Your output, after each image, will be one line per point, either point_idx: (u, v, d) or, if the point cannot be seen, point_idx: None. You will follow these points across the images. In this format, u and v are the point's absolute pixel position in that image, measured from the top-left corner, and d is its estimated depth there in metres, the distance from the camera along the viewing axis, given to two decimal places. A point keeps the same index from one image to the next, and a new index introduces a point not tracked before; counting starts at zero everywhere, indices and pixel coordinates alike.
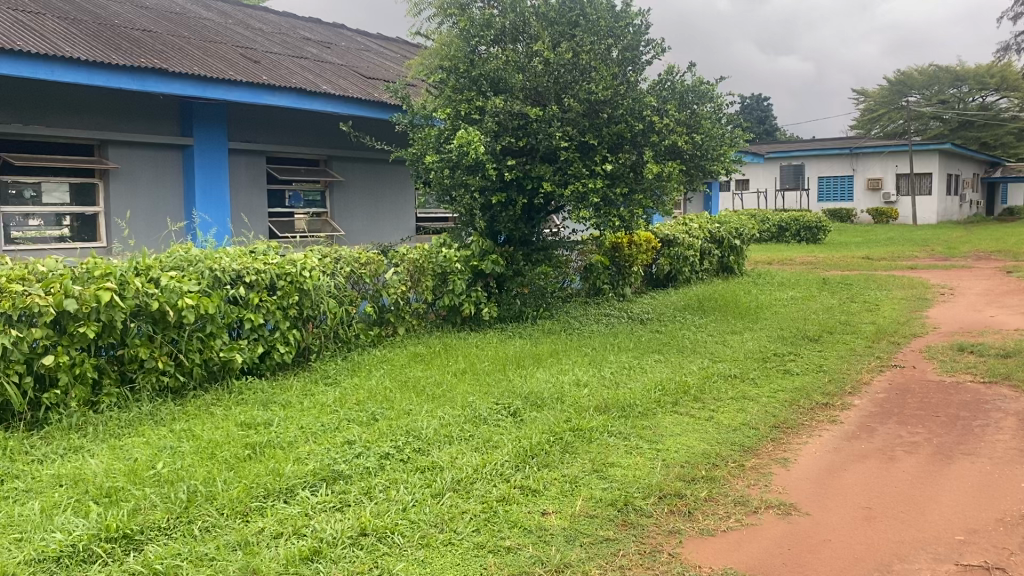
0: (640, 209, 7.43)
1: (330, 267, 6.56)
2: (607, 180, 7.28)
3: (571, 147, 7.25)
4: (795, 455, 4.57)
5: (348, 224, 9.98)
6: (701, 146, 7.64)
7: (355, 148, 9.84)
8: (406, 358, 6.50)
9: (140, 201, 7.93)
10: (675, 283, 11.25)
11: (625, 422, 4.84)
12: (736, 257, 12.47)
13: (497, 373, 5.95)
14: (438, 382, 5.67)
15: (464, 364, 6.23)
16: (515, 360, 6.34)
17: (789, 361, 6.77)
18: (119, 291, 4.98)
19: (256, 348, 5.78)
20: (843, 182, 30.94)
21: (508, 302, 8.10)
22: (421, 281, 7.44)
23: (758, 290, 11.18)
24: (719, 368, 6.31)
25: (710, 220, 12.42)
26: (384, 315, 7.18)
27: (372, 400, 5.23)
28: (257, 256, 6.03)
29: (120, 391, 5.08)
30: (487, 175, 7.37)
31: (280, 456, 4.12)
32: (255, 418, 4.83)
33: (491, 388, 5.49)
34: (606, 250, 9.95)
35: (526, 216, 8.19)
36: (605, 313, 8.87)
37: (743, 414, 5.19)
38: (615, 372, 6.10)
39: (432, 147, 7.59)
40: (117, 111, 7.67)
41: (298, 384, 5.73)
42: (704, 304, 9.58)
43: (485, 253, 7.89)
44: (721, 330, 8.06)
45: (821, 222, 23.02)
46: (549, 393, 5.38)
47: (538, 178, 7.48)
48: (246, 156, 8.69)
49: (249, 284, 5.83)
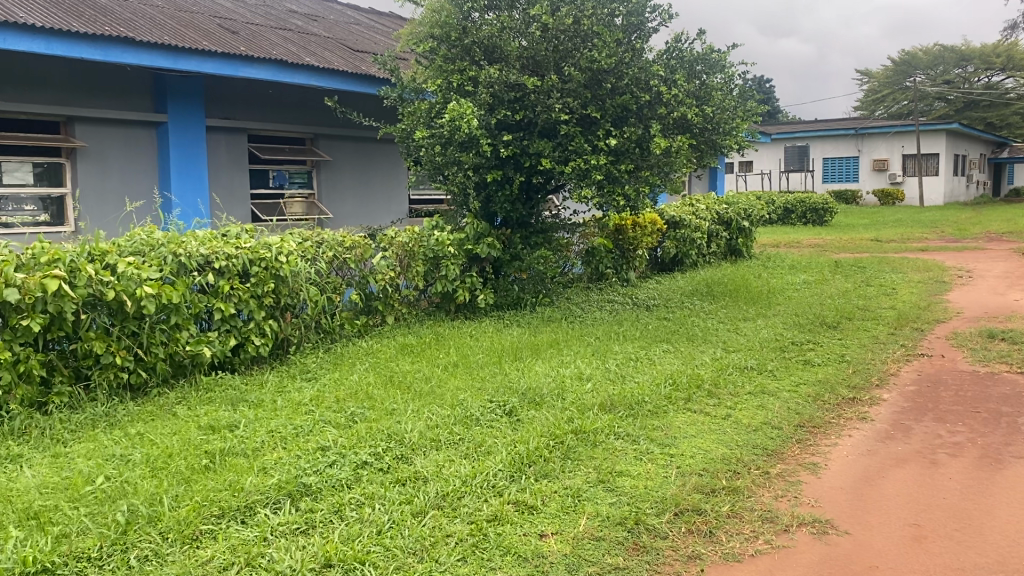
0: (647, 187, 6.90)
1: (311, 252, 6.05)
2: (611, 156, 6.74)
3: (572, 120, 6.73)
4: (824, 460, 4.06)
5: (337, 206, 9.44)
6: (711, 119, 7.09)
7: (343, 126, 9.29)
8: (394, 350, 5.99)
9: (112, 181, 7.43)
10: (681, 267, 10.74)
11: (633, 422, 4.34)
12: (745, 239, 11.93)
13: (491, 367, 5.44)
14: (427, 377, 5.16)
15: (458, 357, 5.73)
16: (513, 352, 5.84)
17: (809, 351, 6.26)
18: (69, 279, 4.47)
19: (228, 340, 5.29)
20: (849, 163, 30.33)
21: (505, 289, 7.59)
22: (411, 266, 6.92)
23: (769, 274, 10.66)
24: (734, 359, 5.79)
25: (717, 201, 11.87)
26: (372, 303, 6.67)
27: (352, 398, 4.73)
28: (229, 239, 5.51)
29: (73, 390, 4.58)
30: (481, 152, 6.82)
31: (242, 466, 3.63)
32: (220, 420, 4.33)
33: (486, 384, 4.99)
34: (609, 233, 9.42)
35: (524, 196, 7.65)
36: (609, 299, 8.35)
37: (764, 412, 4.69)
38: (622, 365, 5.60)
39: (422, 122, 7.11)
40: (83, 85, 7.13)
41: (274, 380, 5.23)
42: (713, 288, 9.06)
43: (481, 236, 7.37)
44: (732, 317, 7.55)
45: (827, 204, 22.47)
46: (549, 389, 4.88)
47: (537, 155, 6.94)
48: (226, 134, 8.16)
49: (219, 270, 5.31)
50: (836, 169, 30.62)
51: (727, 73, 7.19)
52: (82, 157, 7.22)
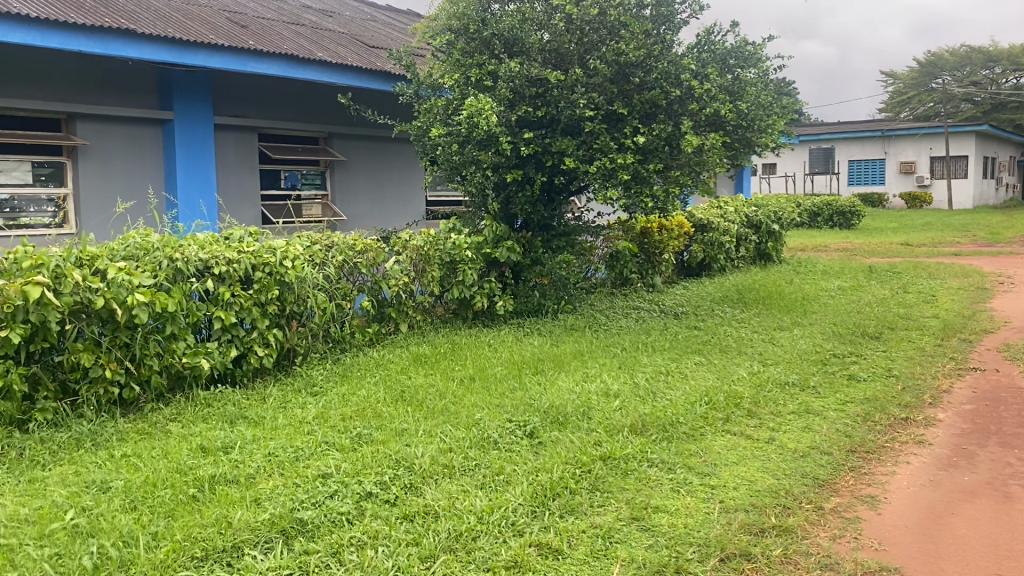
0: (677, 188, 6.48)
1: (319, 256, 5.68)
2: (638, 155, 6.33)
3: (597, 117, 6.33)
4: (882, 492, 3.64)
5: (351, 207, 9.08)
6: (746, 115, 6.67)
7: (357, 125, 8.94)
8: (407, 361, 5.62)
9: (115, 181, 7.10)
10: (709, 272, 10.29)
11: (667, 447, 3.93)
12: (775, 243, 11.47)
13: (510, 381, 5.05)
14: (442, 392, 4.78)
15: (474, 369, 5.34)
16: (534, 364, 5.44)
17: (853, 365, 5.82)
18: (53, 287, 4.11)
19: (229, 351, 4.93)
20: (876, 165, 29.68)
21: (525, 295, 7.19)
22: (427, 271, 6.54)
23: (801, 279, 10.19)
24: (772, 374, 5.37)
25: (745, 203, 11.41)
26: (385, 310, 6.30)
27: (359, 417, 4.35)
28: (231, 242, 5.15)
29: (59, 406, 4.23)
30: (501, 150, 6.41)
31: (234, 497, 3.25)
32: (215, 440, 3.96)
33: (504, 401, 4.60)
34: (634, 236, 9.00)
35: (546, 197, 7.24)
36: (635, 306, 7.93)
37: (811, 436, 4.27)
38: (652, 379, 5.18)
39: (439, 119, 6.74)
40: (85, 81, 6.81)
41: (278, 395, 4.87)
42: (743, 295, 8.62)
43: (500, 239, 6.97)
44: (766, 326, 7.12)
45: (855, 207, 21.89)
46: (574, 407, 4.48)
47: (560, 154, 6.54)
48: (235, 132, 7.82)
49: (219, 276, 4.96)
50: (863, 172, 29.98)
51: (761, 67, 6.76)
52: (84, 155, 6.90)
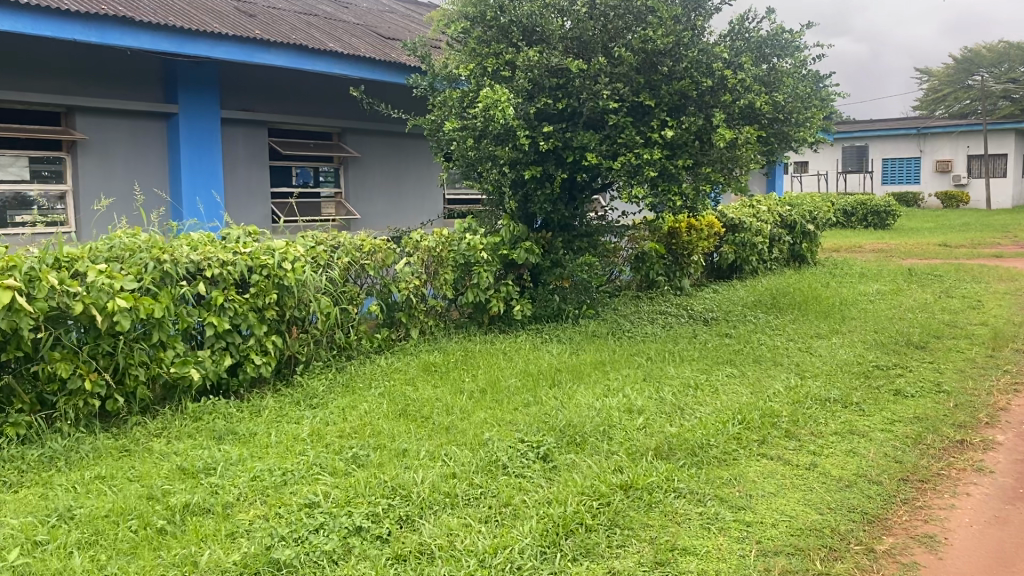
0: (708, 185, 6.04)
1: (323, 258, 5.32)
2: (666, 150, 5.91)
3: (622, 110, 5.91)
4: (942, 530, 3.20)
5: (366, 205, 8.73)
6: (782, 108, 6.22)
7: (372, 120, 8.59)
8: (415, 371, 5.25)
9: (117, 177, 6.81)
10: (740, 274, 9.84)
11: (696, 476, 3.52)
12: (810, 244, 10.99)
13: (525, 395, 4.66)
14: (449, 407, 4.40)
15: (487, 380, 4.96)
16: (551, 375, 5.05)
17: (898, 378, 5.36)
18: (25, 291, 3.78)
19: (223, 359, 4.58)
20: (911, 163, 28.91)
21: (544, 299, 6.79)
22: (439, 274, 6.16)
23: (837, 282, 9.71)
24: (811, 390, 4.93)
25: (779, 202, 10.92)
26: (395, 315, 5.95)
27: (358, 434, 3.98)
28: (227, 242, 4.79)
29: (33, 420, 3.91)
30: (518, 145, 6.07)
31: (206, 532, 2.89)
32: (198, 461, 3.62)
33: (516, 418, 4.22)
34: (661, 237, 8.57)
35: (567, 195, 6.83)
36: (661, 311, 7.52)
37: (856, 461, 3.83)
38: (679, 394, 4.76)
39: (455, 112, 6.36)
40: (85, 72, 6.51)
41: (273, 407, 4.52)
42: (777, 299, 8.16)
43: (519, 240, 6.58)
44: (801, 335, 6.67)
45: (890, 206, 21.25)
46: (593, 426, 4.09)
47: (581, 149, 6.14)
48: (244, 127, 7.50)
49: (212, 279, 4.61)
50: (897, 170, 29.23)
51: (799, 56, 6.31)
52: (84, 150, 6.60)
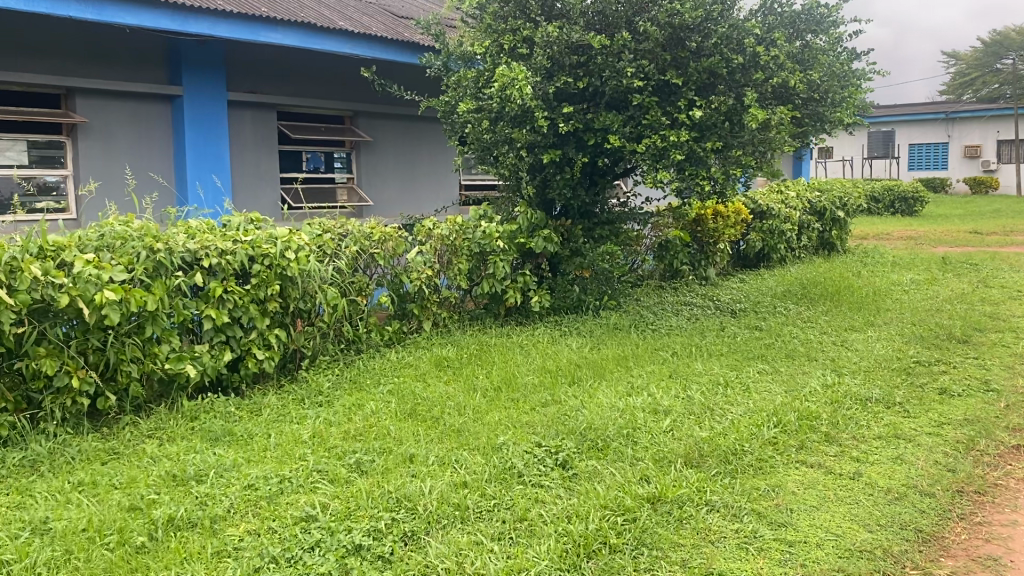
0: (739, 170, 5.70)
1: (330, 246, 5.03)
2: (694, 132, 5.57)
3: (647, 89, 5.57)
4: (1007, 552, 2.88)
5: (378, 191, 8.44)
6: (817, 87, 5.86)
7: (385, 102, 8.29)
8: (427, 366, 4.97)
9: (119, 161, 6.56)
10: (767, 263, 9.48)
11: (730, 488, 3.21)
12: (840, 231, 10.59)
13: (542, 393, 4.36)
14: (462, 406, 4.11)
15: (502, 377, 4.67)
16: (570, 372, 4.75)
17: (942, 375, 5.02)
18: (6, 283, 3.52)
19: (222, 355, 4.32)
20: (938, 149, 28.21)
21: (563, 290, 6.48)
22: (453, 263, 5.87)
23: (869, 272, 9.32)
24: (850, 389, 4.60)
25: (808, 188, 10.53)
26: (407, 306, 5.67)
27: (362, 437, 3.70)
28: (227, 230, 4.51)
29: (17, 420, 3.66)
30: (537, 128, 5.76)
31: (190, 550, 2.62)
32: (190, 467, 3.35)
33: (534, 420, 3.92)
34: (685, 224, 8.24)
35: (588, 181, 6.50)
36: (686, 302, 7.19)
37: (904, 469, 3.51)
38: (708, 394, 4.45)
39: (470, 92, 6.05)
40: (85, 52, 6.25)
41: (275, 406, 4.25)
42: (807, 289, 7.81)
43: (537, 227, 6.27)
44: (834, 328, 6.33)
45: (918, 192, 20.72)
46: (615, 429, 3.79)
47: (603, 132, 5.81)
48: (252, 110, 7.22)
49: (210, 269, 4.33)
50: (924, 156, 28.52)
51: (835, 32, 5.93)
52: (84, 133, 6.36)
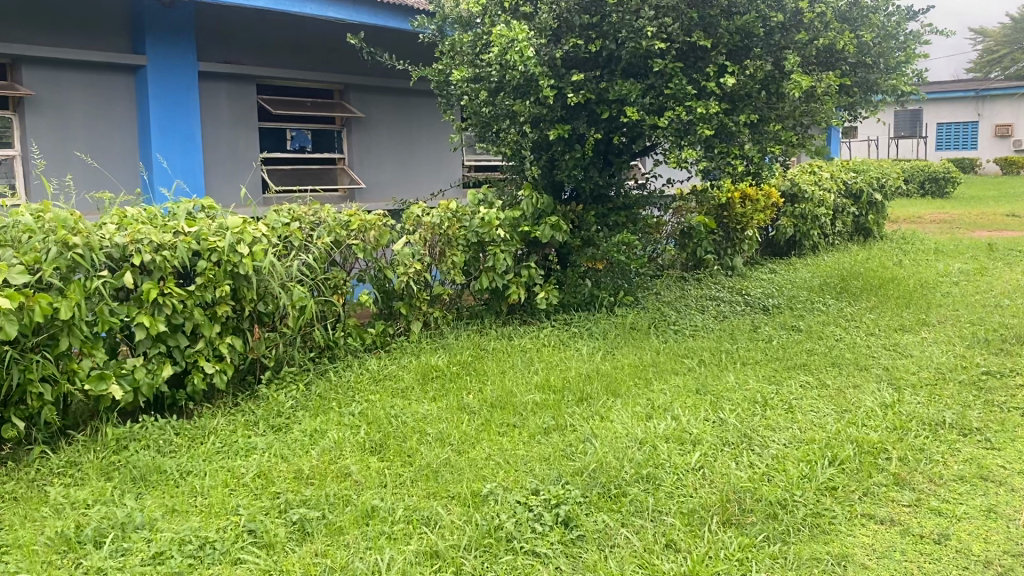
0: (777, 147, 4.90)
1: (298, 238, 4.29)
2: (724, 103, 4.78)
3: (671, 53, 4.77)
4: None
5: (373, 174, 7.68)
6: (868, 50, 5.03)
7: (377, 73, 7.52)
8: (410, 379, 4.23)
9: (74, 139, 5.82)
10: (799, 251, 8.67)
11: (782, 563, 2.46)
12: (877, 216, 9.74)
13: (543, 418, 3.60)
14: (444, 436, 3.37)
15: (496, 394, 3.92)
16: (578, 390, 4.00)
17: (1022, 391, 4.21)
18: None
19: (160, 370, 3.61)
20: (968, 128, 27.10)
21: (573, 284, 5.72)
22: (447, 255, 5.11)
23: (910, 260, 8.49)
24: (915, 411, 3.82)
25: (842, 169, 9.69)
26: (393, 305, 4.96)
27: (316, 481, 2.98)
28: (168, 220, 3.78)
29: None
30: (542, 99, 5.00)
31: None
32: (90, 524, 2.65)
33: (530, 456, 3.18)
34: (710, 209, 7.45)
35: (602, 161, 5.71)
36: (711, 297, 6.42)
37: (1005, 529, 2.72)
38: (744, 418, 3.70)
39: (467, 58, 5.30)
40: (34, 14, 5.49)
41: (221, 432, 3.54)
42: (846, 281, 7.01)
43: (543, 214, 5.49)
44: (882, 329, 5.54)
45: (949, 173, 19.74)
46: (631, 471, 3.03)
47: (619, 103, 5.02)
48: (227, 82, 6.48)
49: (144, 267, 3.61)
50: (953, 136, 27.43)
51: None
52: (33, 107, 5.63)
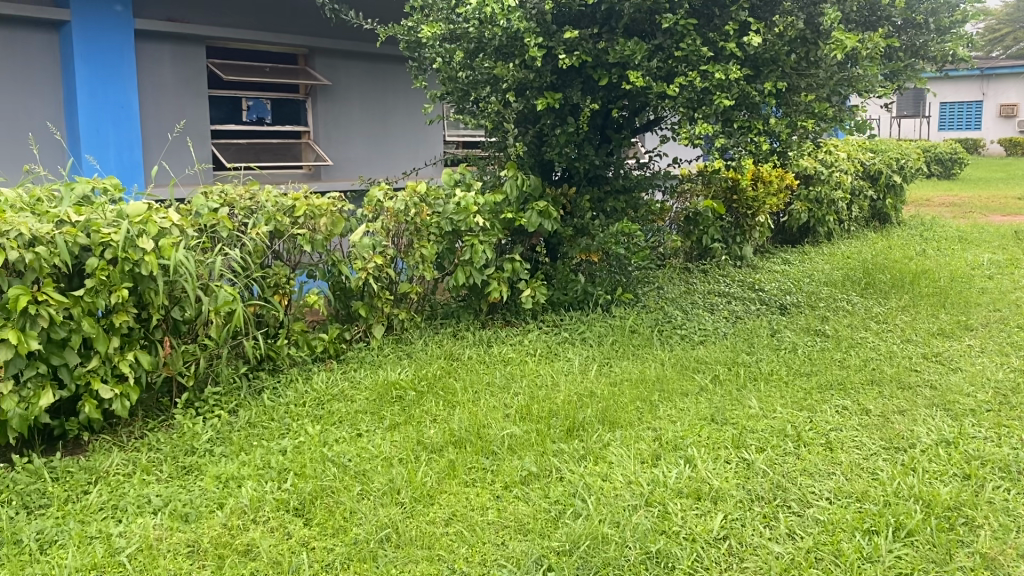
0: (810, 121, 4.12)
1: (226, 227, 3.53)
2: (745, 68, 4.00)
3: (682, 7, 3.98)
4: None
5: (342, 150, 6.86)
6: (916, 5, 4.24)
7: (346, 35, 6.68)
8: (362, 402, 3.47)
9: None
10: (813, 238, 7.91)
11: None
12: (895, 200, 8.97)
13: (522, 463, 2.85)
14: (394, 491, 2.63)
15: (467, 426, 3.17)
16: (567, 420, 3.24)
17: None
18: None
19: (35, 399, 2.84)
20: (973, 108, 26.33)
21: (564, 280, 4.96)
22: (415, 247, 4.33)
23: (935, 250, 7.72)
24: (988, 450, 3.07)
25: (859, 149, 8.90)
26: (350, 305, 4.20)
27: (214, 565, 2.24)
28: (51, 208, 3.01)
29: None
30: (528, 61, 4.22)
31: None
32: None
33: (502, 524, 2.44)
34: (718, 192, 6.68)
35: (599, 138, 4.93)
36: (720, 293, 5.66)
37: None
38: (774, 462, 2.95)
39: (441, 13, 4.50)
40: None
41: (112, 479, 2.79)
42: (871, 275, 6.24)
43: (530, 198, 4.71)
44: (921, 335, 4.78)
45: (957, 154, 18.97)
46: (634, 552, 2.29)
47: (619, 68, 4.23)
48: (173, 44, 5.64)
49: (15, 267, 2.84)
50: (957, 116, 26.63)
51: None
52: None
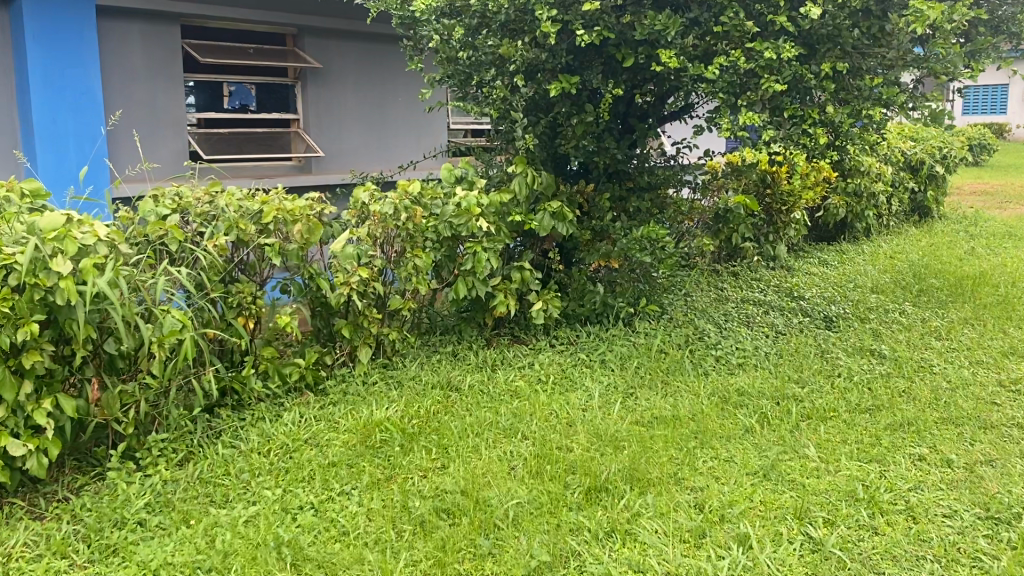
0: (876, 111, 3.52)
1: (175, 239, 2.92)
2: (798, 45, 3.37)
3: None
4: None
5: (334, 140, 6.24)
6: None
7: (339, 13, 6.05)
8: (338, 450, 2.86)
9: None
10: (850, 234, 7.24)
11: None
12: (937, 192, 8.29)
13: (531, 547, 2.25)
14: None
15: (463, 488, 2.57)
16: (587, 479, 2.63)
17: None
18: None
19: None
20: (1000, 92, 25.44)
21: (580, 289, 4.34)
22: (407, 255, 3.72)
23: (986, 248, 7.05)
24: None
25: (899, 136, 8.22)
26: (330, 325, 3.59)
27: None
28: None
29: None
30: (541, 39, 3.59)
31: None
32: None
33: None
34: (750, 185, 6.03)
35: (621, 127, 4.29)
36: (756, 302, 5.03)
37: None
38: (849, 541, 2.35)
39: None
40: None
41: (13, 565, 2.21)
42: (923, 280, 5.60)
43: (542, 198, 4.08)
44: (994, 355, 4.14)
45: (987, 139, 18.19)
46: None
47: (648, 46, 3.60)
48: (143, 22, 5.03)
49: None
50: (983, 100, 25.76)
51: None
52: None
